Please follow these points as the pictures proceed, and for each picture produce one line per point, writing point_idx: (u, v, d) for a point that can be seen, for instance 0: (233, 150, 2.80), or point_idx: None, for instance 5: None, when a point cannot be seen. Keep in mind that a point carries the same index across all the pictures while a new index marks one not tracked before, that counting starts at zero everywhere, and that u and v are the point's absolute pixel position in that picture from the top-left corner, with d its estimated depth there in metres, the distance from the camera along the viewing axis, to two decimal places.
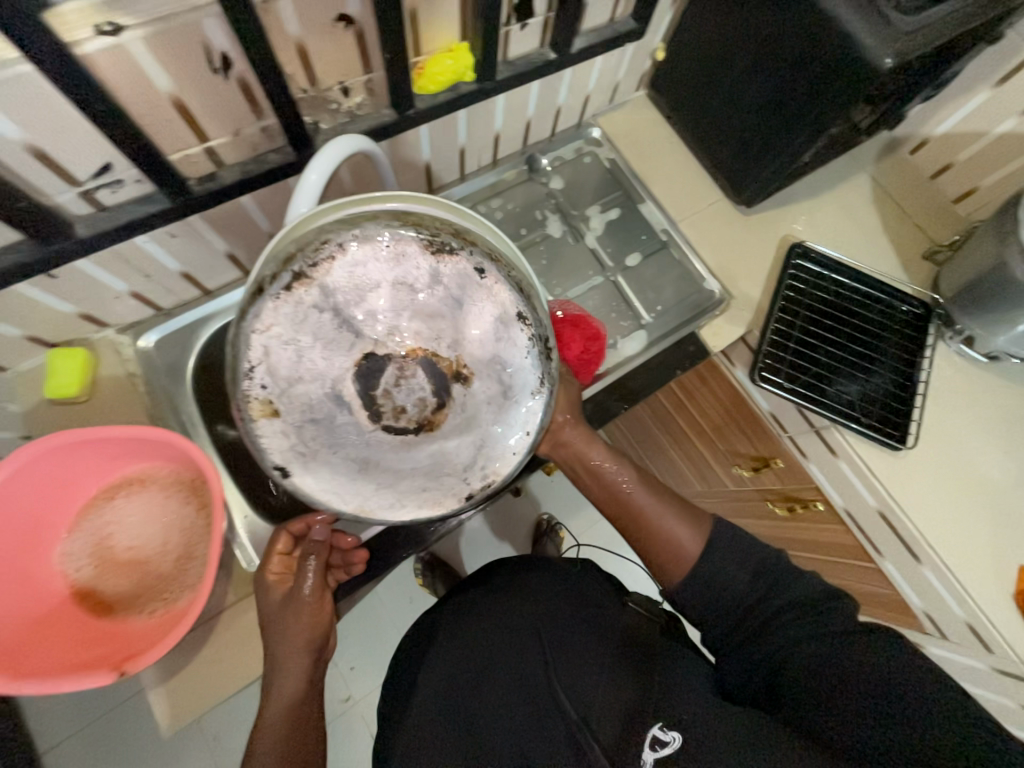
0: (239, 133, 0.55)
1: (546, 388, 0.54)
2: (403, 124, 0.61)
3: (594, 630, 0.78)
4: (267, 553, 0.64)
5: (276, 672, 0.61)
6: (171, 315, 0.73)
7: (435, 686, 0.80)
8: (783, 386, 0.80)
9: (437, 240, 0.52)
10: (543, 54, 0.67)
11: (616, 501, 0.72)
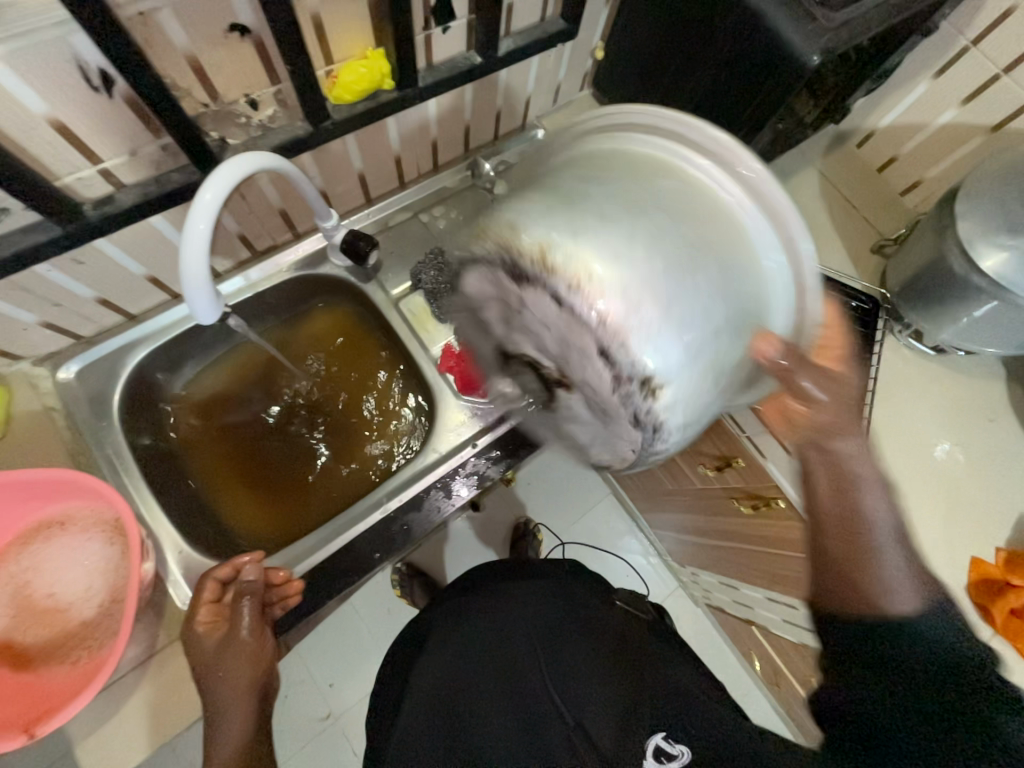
0: (136, 153, 0.51)
1: (647, 426, 0.43)
2: (321, 137, 0.58)
3: (585, 636, 0.84)
4: (191, 605, 0.60)
5: (219, 721, 0.56)
6: (94, 343, 0.70)
7: (424, 699, 0.77)
8: None
9: (520, 266, 0.42)
10: (469, 57, 0.65)
11: (840, 522, 0.49)
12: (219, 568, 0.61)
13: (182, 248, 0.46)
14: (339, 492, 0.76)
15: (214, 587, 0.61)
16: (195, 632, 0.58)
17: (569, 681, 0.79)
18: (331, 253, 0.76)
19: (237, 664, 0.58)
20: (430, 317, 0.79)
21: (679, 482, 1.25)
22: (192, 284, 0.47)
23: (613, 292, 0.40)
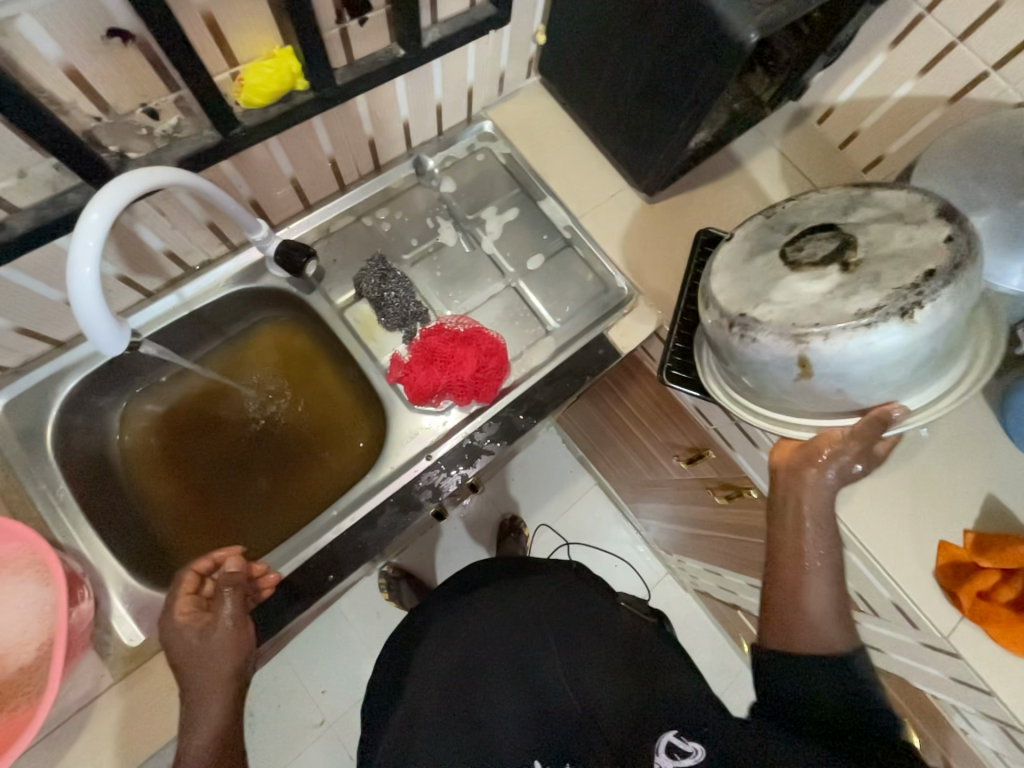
0: (25, 174, 0.48)
1: (861, 330, 0.46)
2: (232, 145, 0.54)
3: (597, 631, 0.84)
4: (173, 596, 0.58)
5: (193, 712, 0.54)
6: (20, 374, 0.66)
7: (422, 688, 0.78)
8: (695, 386, 0.71)
9: (879, 207, 0.51)
10: (391, 50, 0.61)
11: (794, 554, 0.58)
12: (203, 561, 0.60)
13: (71, 252, 0.43)
14: (294, 513, 0.74)
15: (195, 580, 0.59)
16: (173, 623, 0.56)
17: (575, 662, 0.80)
18: (267, 265, 0.73)
19: (214, 654, 0.56)
20: (376, 326, 0.76)
21: (658, 474, 1.24)
22: (76, 294, 0.43)
23: (969, 297, 0.48)
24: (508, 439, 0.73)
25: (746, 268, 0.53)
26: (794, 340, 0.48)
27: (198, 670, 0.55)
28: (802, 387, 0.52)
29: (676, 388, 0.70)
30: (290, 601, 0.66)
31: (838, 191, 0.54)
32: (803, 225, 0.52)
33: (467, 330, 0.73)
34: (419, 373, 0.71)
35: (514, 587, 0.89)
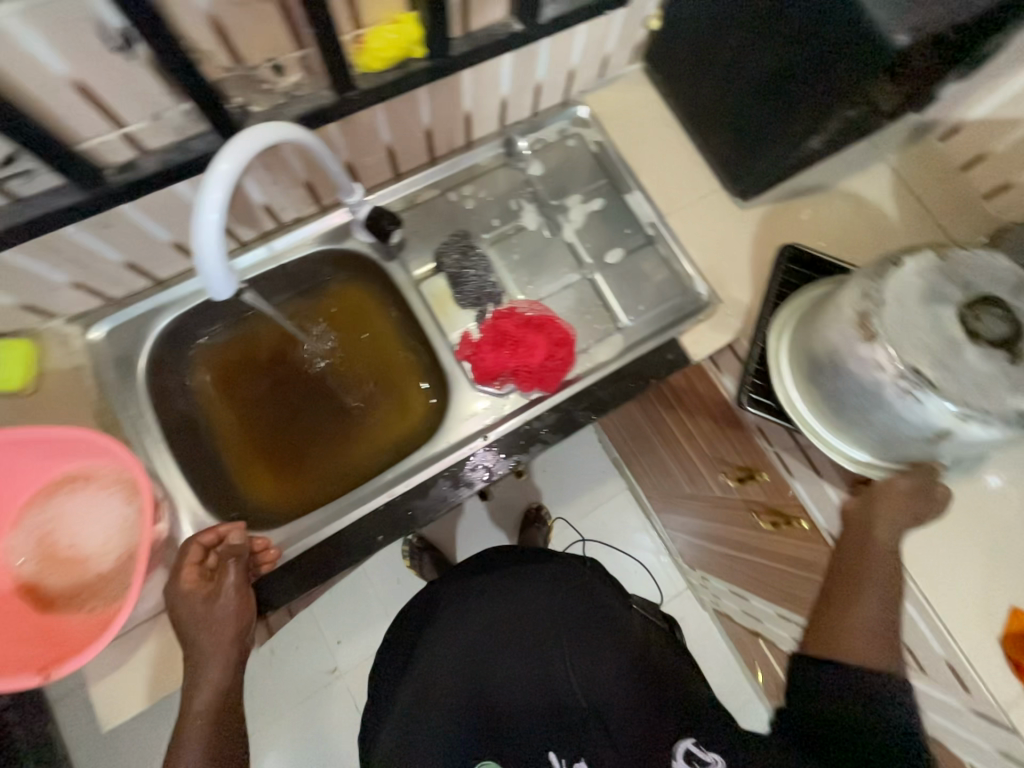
0: (158, 117, 0.50)
1: (1010, 425, 0.49)
2: (346, 108, 0.55)
3: (612, 634, 0.82)
4: (179, 563, 0.61)
5: (198, 668, 0.58)
6: (123, 306, 0.71)
7: (433, 671, 0.79)
8: (771, 411, 0.71)
9: None
10: (509, 24, 0.60)
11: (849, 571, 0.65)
12: (204, 535, 0.62)
13: (196, 213, 0.45)
14: (348, 470, 0.77)
15: (199, 552, 0.61)
16: (178, 590, 0.59)
17: (586, 659, 0.80)
18: (353, 229, 0.74)
19: (220, 620, 0.60)
20: (449, 301, 0.77)
21: (697, 488, 1.20)
22: (203, 251, 0.46)
23: None
24: (563, 432, 0.73)
25: (913, 311, 0.53)
26: (957, 416, 0.50)
27: (201, 634, 0.59)
28: (910, 440, 0.56)
29: (752, 412, 0.71)
30: (341, 553, 0.69)
31: (1013, 265, 0.53)
32: (981, 292, 0.52)
33: (539, 317, 0.73)
34: (487, 354, 0.72)
35: (530, 579, 0.87)
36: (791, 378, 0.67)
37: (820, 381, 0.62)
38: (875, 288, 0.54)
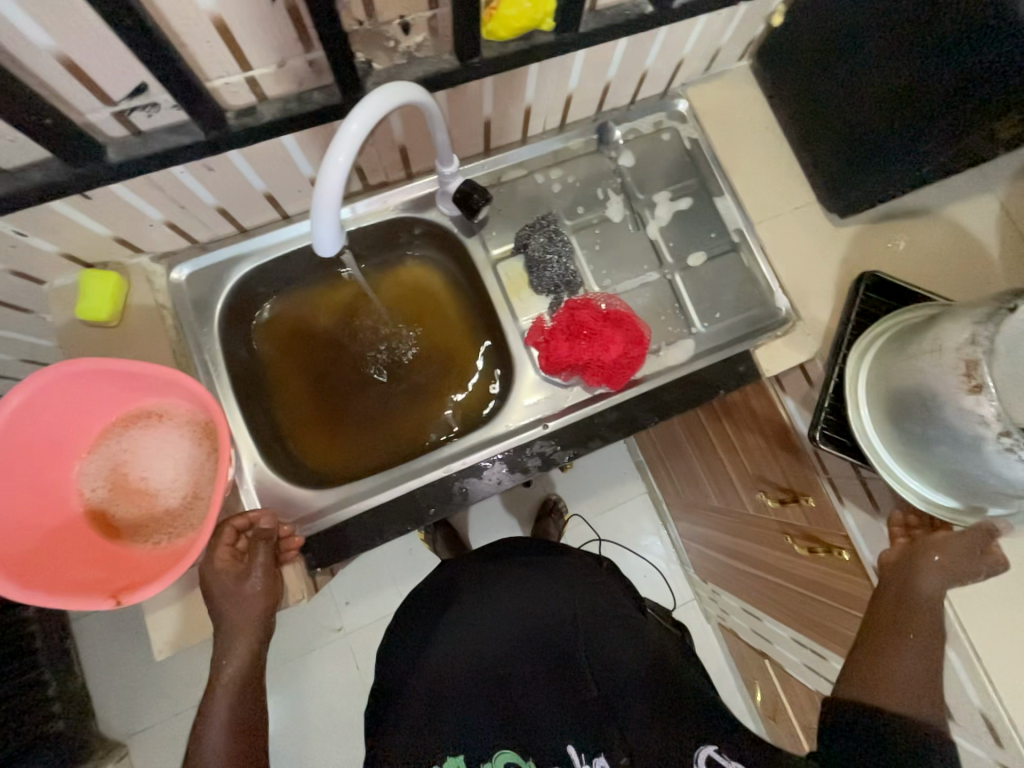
0: (283, 65, 0.49)
1: None
2: (465, 76, 0.54)
3: (625, 628, 0.82)
4: (210, 544, 0.62)
5: (225, 645, 0.60)
6: (206, 249, 0.72)
7: (451, 653, 0.80)
8: (843, 446, 0.69)
9: None
10: (639, 6, 0.57)
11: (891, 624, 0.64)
12: (237, 517, 0.63)
13: (319, 177, 0.45)
14: (404, 440, 0.77)
15: (232, 533, 0.63)
16: (214, 568, 0.61)
17: (599, 648, 0.81)
18: (439, 200, 0.73)
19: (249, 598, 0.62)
20: (525, 285, 0.76)
21: (726, 503, 1.19)
22: (318, 214, 0.46)
23: None
24: (623, 430, 0.73)
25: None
26: None
27: (232, 609, 0.61)
28: (992, 493, 0.56)
29: (826, 448, 0.69)
30: (394, 520, 0.70)
31: None
32: None
33: (617, 313, 0.71)
34: (560, 345, 0.70)
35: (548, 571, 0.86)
36: (870, 414, 0.65)
37: (905, 423, 0.60)
38: (986, 334, 0.52)
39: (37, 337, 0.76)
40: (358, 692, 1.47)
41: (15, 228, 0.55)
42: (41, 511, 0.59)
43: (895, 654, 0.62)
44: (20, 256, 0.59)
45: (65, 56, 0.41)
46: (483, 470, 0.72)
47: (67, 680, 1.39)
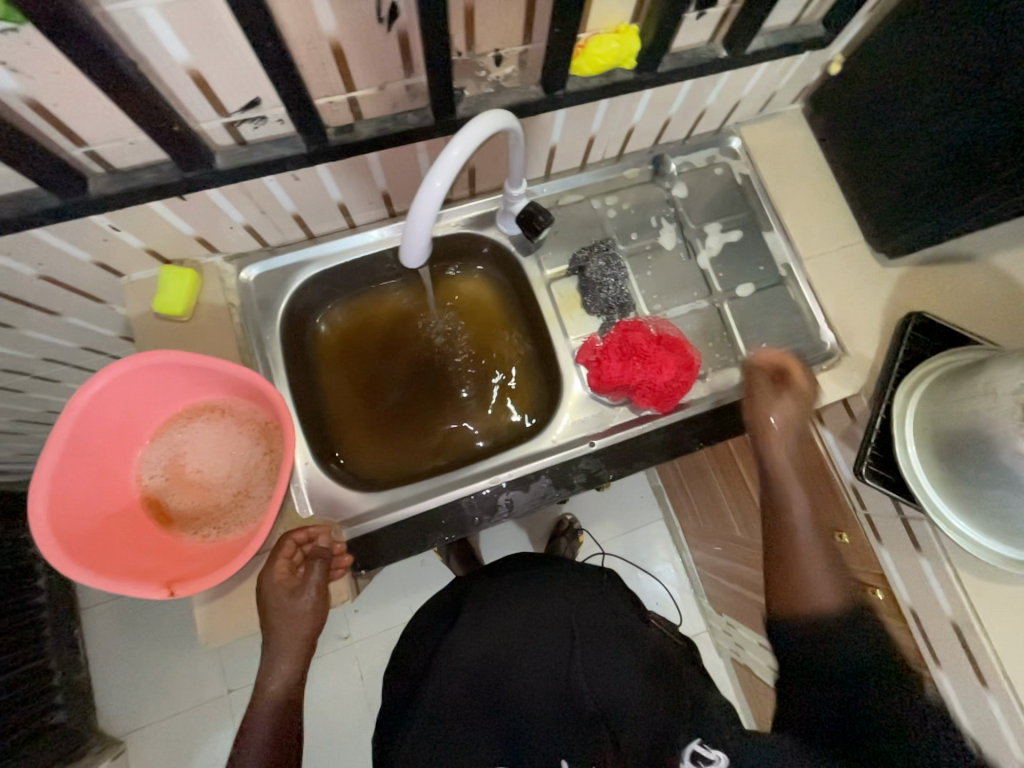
0: (384, 89, 0.53)
1: None
2: (547, 106, 0.58)
3: (624, 634, 0.81)
4: (272, 553, 0.63)
5: (274, 658, 0.64)
6: (275, 252, 0.75)
7: (448, 674, 0.77)
8: (891, 483, 0.69)
9: None
10: (713, 50, 0.61)
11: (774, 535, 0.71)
12: (297, 531, 0.64)
13: (416, 197, 0.48)
14: (448, 448, 0.78)
15: (291, 547, 0.63)
16: (272, 581, 0.62)
17: (598, 660, 0.77)
18: (500, 218, 0.76)
19: (300, 618, 0.63)
20: (577, 305, 0.78)
21: (749, 534, 1.17)
22: (412, 228, 0.49)
23: None
24: (668, 452, 0.74)
25: None
26: None
27: (282, 625, 0.63)
28: None
29: (872, 484, 0.69)
30: (438, 526, 0.70)
31: None
32: None
33: (671, 337, 0.72)
34: (613, 365, 0.71)
35: (548, 580, 0.85)
36: (917, 453, 0.65)
37: (954, 462, 0.60)
38: None
39: (101, 326, 0.79)
40: (360, 704, 1.43)
41: (112, 223, 0.58)
42: (102, 493, 0.59)
43: (795, 548, 0.68)
44: (110, 248, 0.63)
45: (197, 72, 0.44)
46: (529, 485, 0.72)
47: (70, 669, 1.38)
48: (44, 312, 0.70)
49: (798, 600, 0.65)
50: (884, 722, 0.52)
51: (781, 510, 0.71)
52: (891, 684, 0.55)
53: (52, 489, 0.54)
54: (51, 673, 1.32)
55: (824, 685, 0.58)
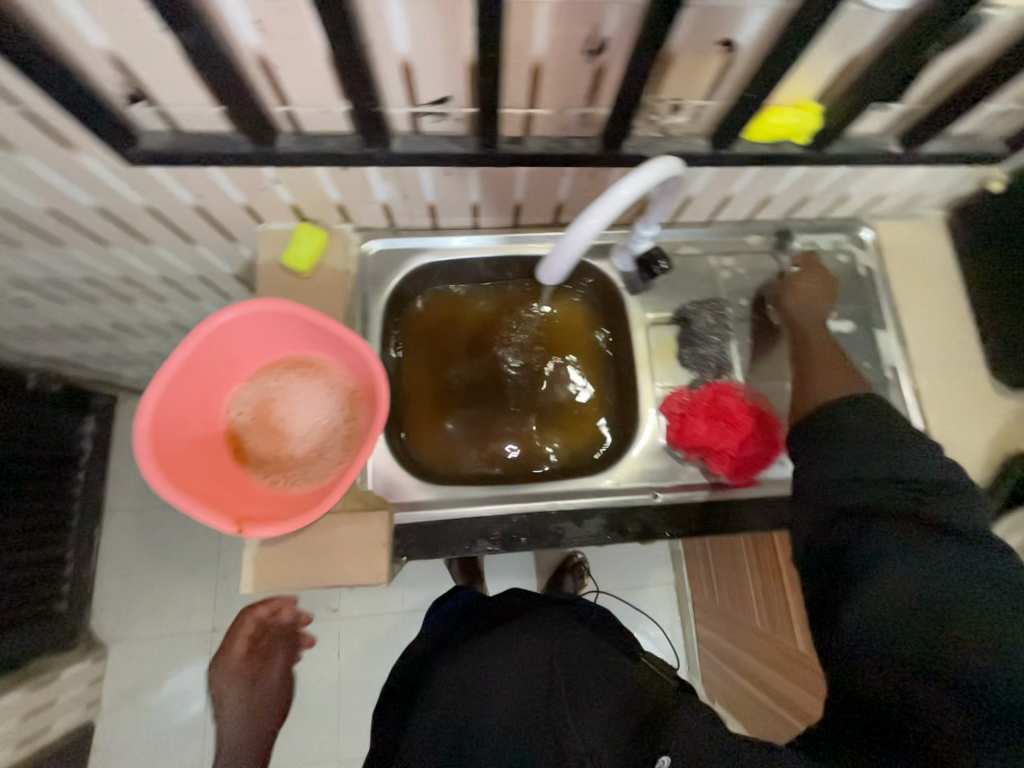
0: (561, 112, 0.54)
1: None
2: (709, 161, 0.58)
3: (601, 666, 0.74)
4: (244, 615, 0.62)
5: None
6: (398, 233, 0.78)
7: (421, 740, 0.70)
8: None
9: None
10: (887, 143, 0.60)
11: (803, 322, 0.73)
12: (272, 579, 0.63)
13: (573, 224, 0.50)
14: (507, 459, 0.78)
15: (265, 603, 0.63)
16: None
17: (577, 703, 0.69)
18: (615, 252, 0.76)
19: None
20: (671, 354, 0.77)
21: (772, 631, 1.10)
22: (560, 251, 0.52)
23: None
24: (730, 524, 0.72)
25: None
26: None
27: None
28: None
29: None
30: (484, 536, 0.70)
31: None
32: None
33: (762, 411, 0.73)
34: (698, 423, 0.71)
35: (526, 621, 0.81)
36: None
37: None
38: None
39: (221, 262, 0.85)
40: (329, 682, 1.42)
41: (274, 175, 0.62)
42: (196, 418, 0.62)
43: (804, 381, 0.67)
44: (263, 196, 0.67)
45: (409, 62, 0.47)
46: (581, 523, 0.71)
47: (81, 565, 1.43)
48: (182, 236, 0.75)
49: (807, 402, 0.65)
50: (901, 525, 0.52)
51: (807, 346, 0.71)
52: (888, 460, 0.56)
53: (158, 402, 0.57)
54: (64, 563, 1.38)
55: (855, 494, 0.55)
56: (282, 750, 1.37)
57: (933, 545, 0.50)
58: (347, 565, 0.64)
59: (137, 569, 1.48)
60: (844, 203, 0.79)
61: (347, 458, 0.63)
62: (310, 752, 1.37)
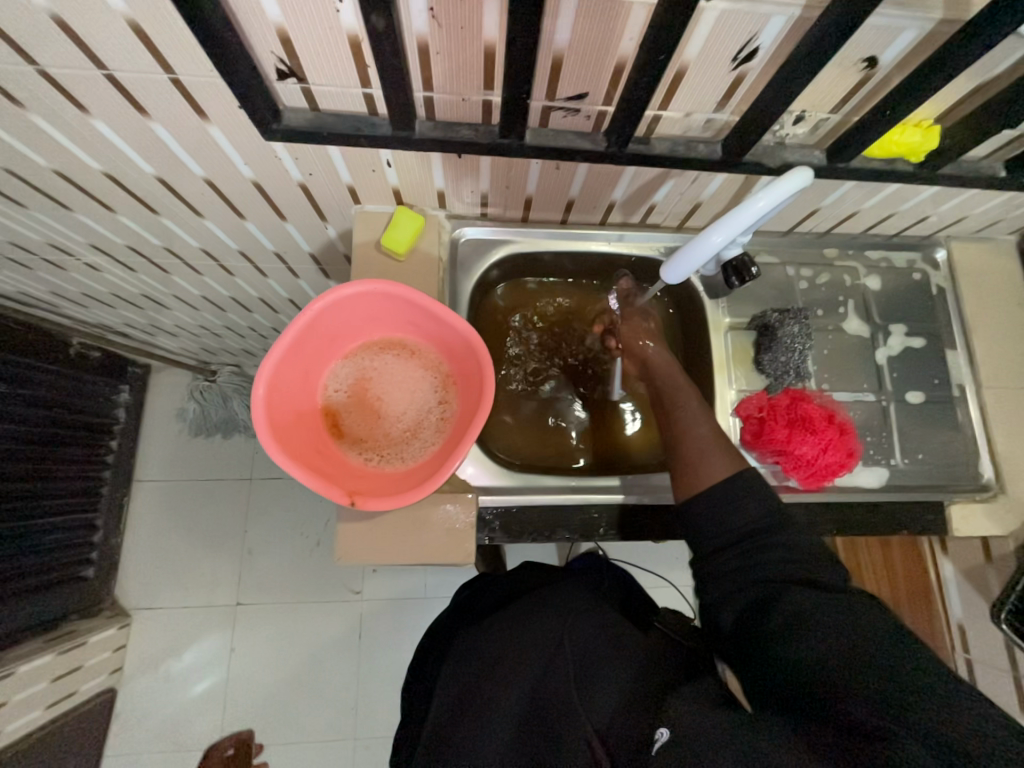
0: (688, 115, 0.56)
1: None
2: (823, 174, 0.60)
3: (609, 641, 0.67)
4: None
5: None
6: (488, 223, 0.79)
7: (457, 675, 0.71)
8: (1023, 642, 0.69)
9: None
10: (992, 168, 0.61)
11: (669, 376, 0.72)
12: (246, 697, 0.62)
13: (692, 241, 0.57)
14: (610, 450, 0.83)
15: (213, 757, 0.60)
16: None
17: (591, 676, 0.63)
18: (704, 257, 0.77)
19: None
20: (749, 359, 0.80)
21: None
22: (684, 260, 0.59)
23: None
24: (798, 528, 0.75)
25: None
26: None
27: None
28: None
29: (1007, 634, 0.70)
30: (565, 524, 0.72)
31: None
32: None
33: (843, 422, 0.73)
34: (778, 428, 0.72)
35: (533, 601, 0.76)
36: None
37: None
38: None
39: (303, 239, 0.86)
40: (351, 659, 1.44)
41: (389, 158, 0.64)
42: (299, 393, 0.63)
43: (691, 445, 0.65)
44: (371, 178, 0.68)
45: (560, 57, 0.48)
46: (655, 518, 0.73)
47: (110, 532, 1.43)
48: (278, 210, 0.76)
49: (699, 473, 0.63)
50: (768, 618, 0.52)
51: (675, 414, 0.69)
52: (777, 541, 0.57)
53: (272, 373, 0.58)
54: (95, 530, 1.38)
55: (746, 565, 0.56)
56: (302, 724, 1.39)
57: (817, 605, 0.51)
58: (435, 547, 0.66)
59: (164, 539, 1.49)
60: (923, 223, 0.80)
61: (444, 440, 0.65)
62: (329, 730, 1.39)
